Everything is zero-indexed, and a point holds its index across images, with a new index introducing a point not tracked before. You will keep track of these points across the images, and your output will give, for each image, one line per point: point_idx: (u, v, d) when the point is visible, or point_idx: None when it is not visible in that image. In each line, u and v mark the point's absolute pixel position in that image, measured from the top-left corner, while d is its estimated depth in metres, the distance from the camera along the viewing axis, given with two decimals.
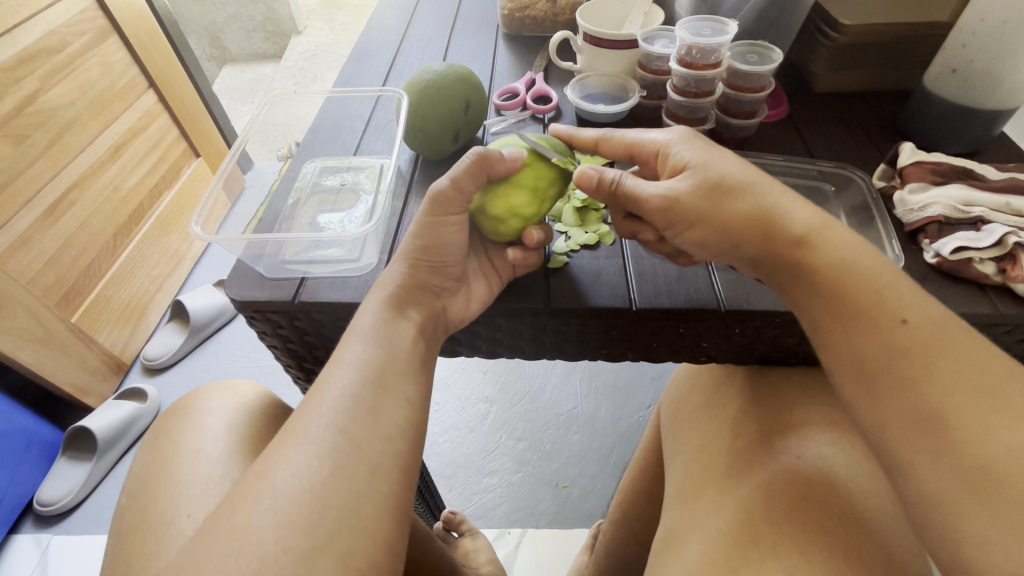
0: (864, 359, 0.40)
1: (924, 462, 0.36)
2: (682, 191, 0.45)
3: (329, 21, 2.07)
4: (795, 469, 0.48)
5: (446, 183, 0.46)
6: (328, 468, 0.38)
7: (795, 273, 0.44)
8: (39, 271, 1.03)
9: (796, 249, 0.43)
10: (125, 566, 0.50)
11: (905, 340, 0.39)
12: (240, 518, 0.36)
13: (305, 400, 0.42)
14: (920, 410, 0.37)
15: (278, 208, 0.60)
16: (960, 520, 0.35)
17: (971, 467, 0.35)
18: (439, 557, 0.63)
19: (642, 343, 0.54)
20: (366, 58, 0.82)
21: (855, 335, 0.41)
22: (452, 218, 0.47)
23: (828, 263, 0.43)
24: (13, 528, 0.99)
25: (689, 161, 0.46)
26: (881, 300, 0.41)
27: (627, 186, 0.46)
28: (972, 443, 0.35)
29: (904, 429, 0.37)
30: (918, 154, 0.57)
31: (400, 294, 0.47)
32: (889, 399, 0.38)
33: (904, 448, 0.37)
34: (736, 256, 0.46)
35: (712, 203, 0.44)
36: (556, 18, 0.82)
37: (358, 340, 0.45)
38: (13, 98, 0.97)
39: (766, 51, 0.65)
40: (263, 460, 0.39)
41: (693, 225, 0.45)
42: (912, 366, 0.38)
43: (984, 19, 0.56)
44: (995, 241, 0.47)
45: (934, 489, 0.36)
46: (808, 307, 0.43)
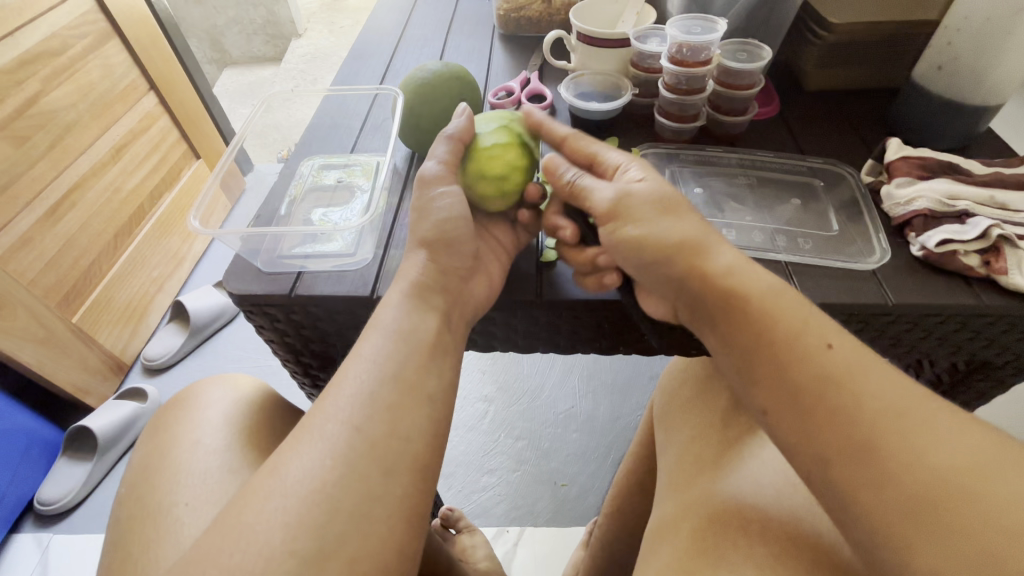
0: (798, 393, 0.38)
1: (867, 496, 0.35)
2: (633, 194, 0.46)
3: (329, 24, 2.09)
4: (758, 495, 0.48)
5: (436, 167, 0.49)
6: (342, 469, 0.38)
7: (726, 310, 0.43)
8: (41, 272, 1.04)
9: (730, 279, 0.43)
10: (124, 555, 0.51)
11: (833, 367, 0.38)
12: (249, 516, 0.36)
13: (321, 397, 0.43)
14: (854, 439, 0.36)
15: (275, 206, 0.61)
16: (911, 555, 0.33)
17: (913, 497, 0.33)
18: (436, 551, 0.64)
19: (633, 336, 0.55)
20: (363, 59, 0.83)
21: (787, 368, 0.39)
22: (449, 191, 0.49)
23: (757, 294, 0.42)
24: (14, 527, 1.00)
25: (642, 179, 0.47)
26: (806, 329, 0.40)
27: (583, 183, 0.49)
28: (907, 471, 0.34)
29: (845, 461, 0.36)
30: (904, 150, 0.58)
31: (422, 286, 0.47)
32: (825, 432, 0.37)
33: (845, 481, 0.35)
34: (664, 275, 0.45)
35: (655, 213, 0.45)
36: (551, 19, 0.83)
37: (381, 334, 0.45)
38: (15, 100, 0.98)
39: (756, 49, 0.65)
40: (278, 454, 0.40)
41: (636, 231, 0.45)
42: (841, 396, 0.37)
43: (968, 17, 0.57)
44: (979, 233, 0.48)
45: (880, 521, 0.34)
46: (741, 341, 0.42)
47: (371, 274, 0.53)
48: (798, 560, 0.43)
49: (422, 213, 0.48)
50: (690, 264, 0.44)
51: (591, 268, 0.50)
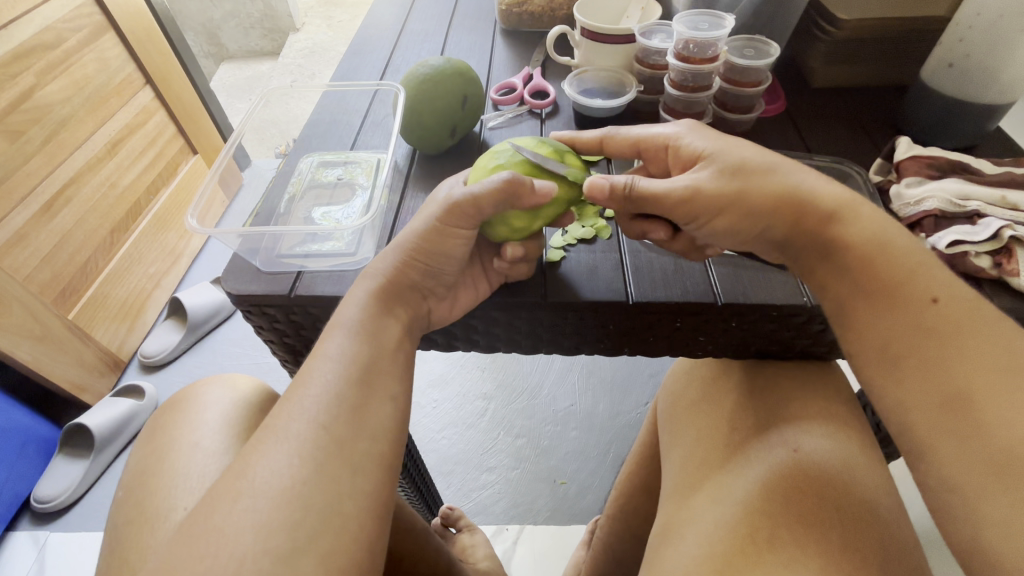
0: (893, 343, 0.40)
1: (950, 445, 0.37)
2: (703, 182, 0.45)
3: (327, 18, 2.07)
4: (791, 462, 0.48)
5: (464, 197, 0.44)
6: (309, 467, 0.37)
7: (825, 258, 0.44)
8: (36, 268, 1.02)
9: (830, 231, 0.44)
10: (122, 558, 0.50)
11: (935, 321, 0.39)
12: (219, 518, 0.35)
13: (286, 396, 0.41)
14: (946, 390, 0.37)
15: (274, 204, 0.60)
16: (979, 504, 0.35)
17: (996, 451, 0.35)
18: (437, 553, 0.63)
19: (637, 337, 0.54)
20: (363, 53, 0.81)
21: (882, 316, 0.41)
22: (458, 232, 0.46)
23: (862, 244, 0.43)
24: (10, 525, 0.99)
25: (705, 150, 0.47)
26: (910, 281, 0.41)
27: (642, 188, 0.45)
28: (999, 425, 0.35)
29: (930, 411, 0.38)
30: (914, 149, 0.57)
31: (384, 288, 0.47)
32: (915, 378, 0.39)
33: (929, 431, 0.38)
34: (765, 236, 0.47)
35: (737, 185, 0.45)
36: (555, 14, 0.82)
37: (342, 333, 0.44)
38: (9, 94, 0.97)
39: (763, 45, 0.65)
40: (242, 456, 0.38)
41: (727, 215, 0.45)
42: (938, 347, 0.38)
43: (980, 14, 0.56)
44: (990, 234, 0.48)
45: (954, 470, 0.36)
46: (837, 292, 0.44)
47: None
48: (814, 561, 0.42)
49: (427, 234, 0.46)
50: (791, 222, 0.45)
51: (692, 248, 0.51)
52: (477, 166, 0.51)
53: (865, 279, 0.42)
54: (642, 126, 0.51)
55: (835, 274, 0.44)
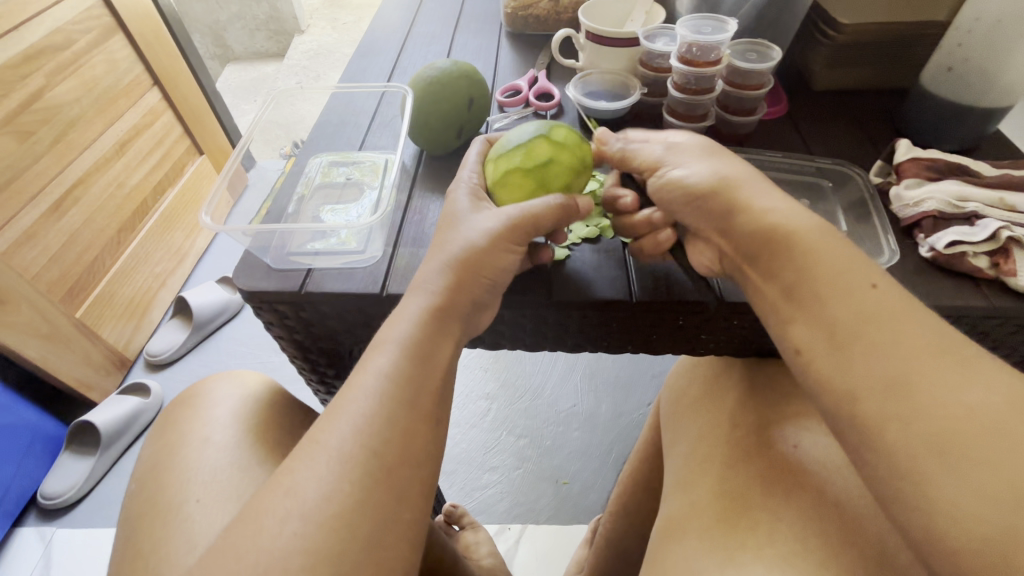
0: (835, 328, 0.39)
1: (893, 428, 0.35)
2: (678, 144, 0.50)
3: (332, 20, 2.09)
4: (790, 461, 0.49)
5: (527, 214, 0.47)
6: (359, 490, 0.38)
7: (766, 239, 0.43)
8: (44, 266, 1.04)
9: (770, 216, 0.44)
10: (136, 549, 0.51)
11: (875, 304, 0.39)
12: (265, 540, 0.36)
13: (333, 410, 0.41)
14: (888, 373, 0.36)
15: (283, 203, 0.62)
16: (932, 488, 0.34)
17: (943, 433, 0.34)
18: (442, 547, 0.64)
19: (641, 335, 0.55)
20: (370, 56, 0.83)
21: (827, 301, 0.40)
22: (514, 250, 0.47)
23: (801, 230, 0.43)
24: (18, 521, 1.00)
25: (689, 136, 0.51)
26: (852, 269, 0.41)
27: (630, 147, 0.52)
28: (940, 406, 0.35)
29: (876, 398, 0.36)
30: (914, 151, 0.58)
31: (440, 308, 0.45)
32: (861, 363, 0.37)
33: (876, 415, 0.36)
34: (704, 217, 0.46)
35: (698, 153, 0.48)
36: (559, 17, 0.83)
37: (393, 349, 0.43)
38: (19, 95, 0.98)
39: (766, 49, 0.66)
40: (286, 472, 0.39)
41: (680, 174, 0.47)
42: (881, 331, 0.38)
43: (979, 19, 0.57)
44: (988, 235, 0.48)
45: (904, 454, 0.35)
46: (783, 274, 0.42)
47: (380, 273, 0.53)
48: (814, 557, 0.43)
49: (485, 247, 0.46)
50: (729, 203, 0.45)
51: (648, 229, 0.51)
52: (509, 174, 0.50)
53: (808, 264, 0.41)
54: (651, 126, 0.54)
55: (773, 259, 0.43)
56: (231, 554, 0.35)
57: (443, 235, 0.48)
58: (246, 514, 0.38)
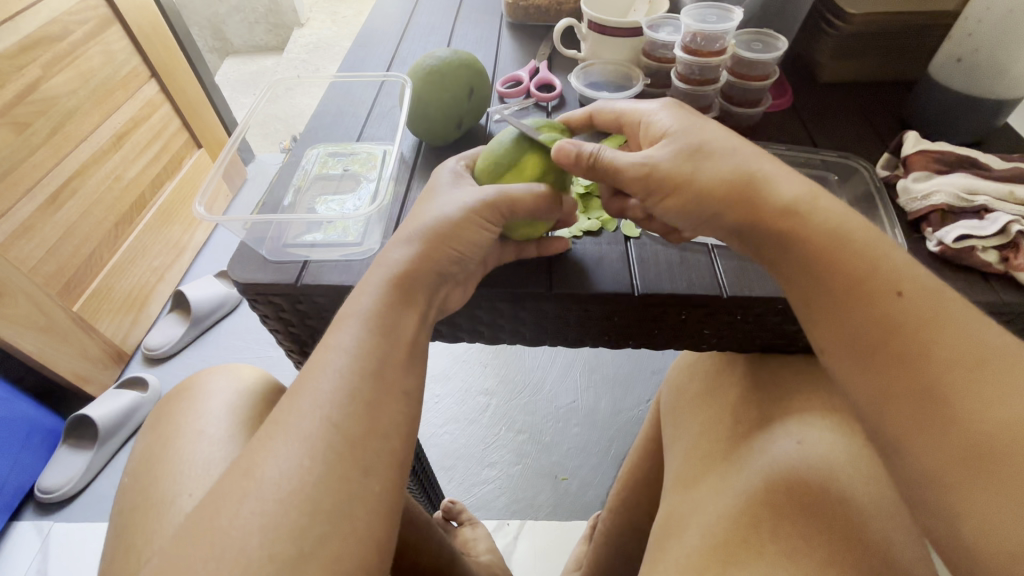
0: (859, 336, 0.39)
1: (919, 440, 0.36)
2: (661, 159, 0.45)
3: (332, 13, 2.07)
4: (794, 457, 0.48)
5: (502, 196, 0.46)
6: (320, 468, 0.37)
7: (784, 247, 0.43)
8: (41, 259, 1.03)
9: (786, 222, 0.42)
10: (128, 544, 0.50)
11: (901, 313, 0.38)
12: (222, 521, 0.35)
13: (297, 388, 0.40)
14: (918, 385, 0.36)
15: (280, 194, 0.60)
16: (959, 501, 0.34)
17: (970, 446, 0.34)
18: (440, 544, 0.63)
19: (644, 329, 0.54)
20: (368, 46, 0.81)
21: (851, 310, 0.39)
22: (487, 228, 0.46)
23: (821, 236, 0.41)
24: (14, 515, 0.99)
25: (670, 128, 0.46)
26: (875, 272, 0.40)
27: (605, 158, 0.46)
28: (971, 420, 0.34)
29: (902, 406, 0.37)
30: (921, 143, 0.57)
31: (403, 278, 0.44)
32: (887, 376, 0.37)
33: (900, 427, 0.37)
34: (720, 223, 0.45)
35: (692, 167, 0.44)
36: (561, 8, 0.82)
37: (356, 324, 0.42)
38: (15, 85, 0.97)
39: (772, 39, 0.65)
40: (248, 452, 0.38)
41: (676, 204, 0.45)
42: (909, 341, 0.37)
43: (989, 9, 0.56)
44: (998, 229, 0.47)
45: (929, 466, 0.35)
46: (805, 279, 0.42)
47: None
48: (818, 554, 0.43)
49: (455, 220, 0.45)
50: (743, 211, 0.44)
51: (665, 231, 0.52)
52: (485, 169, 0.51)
53: (830, 273, 0.41)
54: (628, 102, 0.52)
55: (793, 268, 0.43)
56: (221, 548, 0.34)
57: (421, 207, 0.48)
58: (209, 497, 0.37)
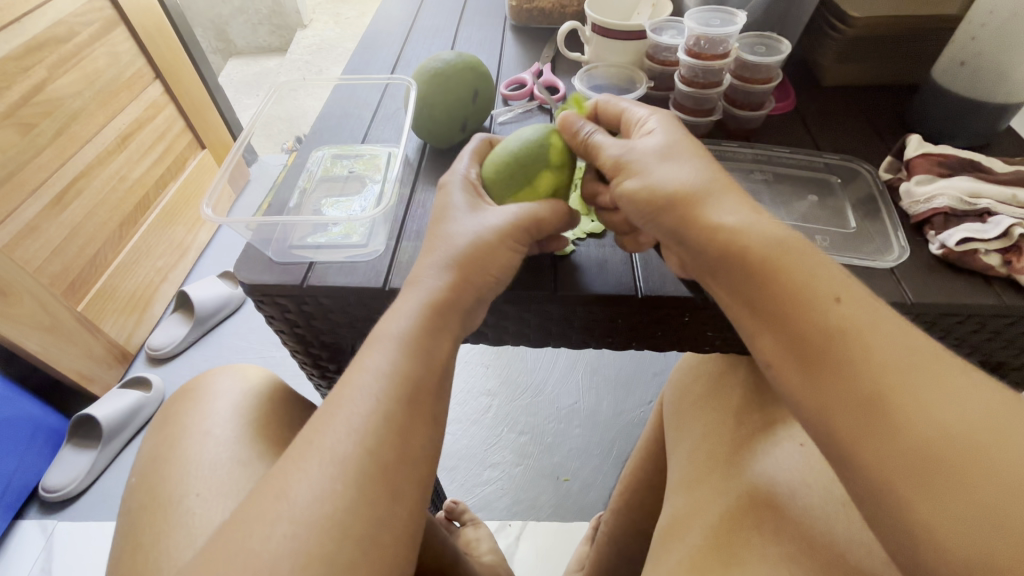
0: (802, 344, 0.38)
1: (869, 449, 0.35)
2: (634, 148, 0.46)
3: (335, 14, 2.08)
4: (797, 460, 0.48)
5: (531, 215, 0.47)
6: (351, 493, 0.37)
7: (724, 253, 0.42)
8: (46, 260, 1.03)
9: (726, 227, 0.42)
10: (135, 543, 0.51)
11: (838, 320, 0.37)
12: (255, 542, 0.35)
13: (329, 409, 0.41)
14: (859, 392, 0.35)
15: (286, 196, 0.61)
16: (909, 509, 0.33)
17: (915, 453, 0.33)
18: (443, 544, 0.63)
19: (647, 331, 0.55)
20: (373, 48, 0.82)
21: (793, 318, 0.39)
22: (518, 248, 0.47)
23: (760, 245, 0.41)
24: (19, 514, 1.00)
25: (654, 129, 0.47)
26: (814, 282, 0.39)
27: (597, 138, 0.49)
28: (912, 426, 0.34)
29: (847, 414, 0.36)
30: (925, 147, 0.57)
31: (440, 304, 0.44)
32: (832, 383, 0.36)
33: (849, 436, 0.35)
34: (662, 226, 0.44)
35: (656, 159, 0.45)
36: (565, 10, 0.82)
37: (391, 346, 0.42)
38: (21, 87, 0.98)
39: (775, 43, 0.65)
40: (280, 474, 0.38)
41: (635, 186, 0.45)
42: (849, 349, 0.36)
43: (993, 13, 0.56)
44: (1001, 232, 0.47)
45: (878, 474, 0.34)
46: (748, 287, 0.41)
47: (383, 266, 0.53)
48: (820, 555, 0.43)
49: (490, 244, 0.46)
50: (687, 215, 0.43)
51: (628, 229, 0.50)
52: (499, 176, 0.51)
53: (772, 278, 0.40)
54: (633, 102, 0.52)
55: (732, 275, 0.42)
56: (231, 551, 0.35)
57: (439, 228, 0.48)
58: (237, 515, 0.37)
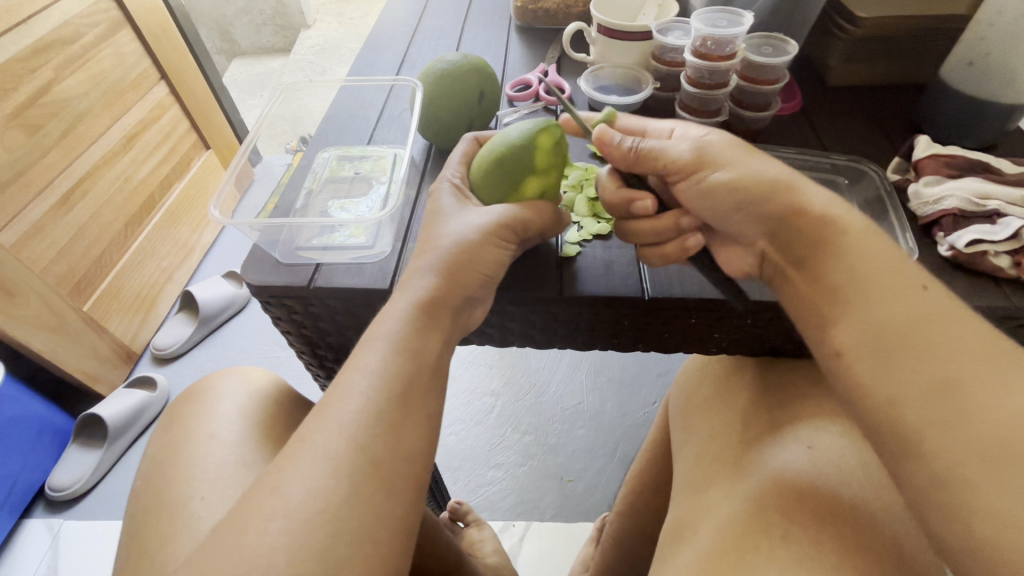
0: (879, 329, 0.39)
1: (936, 435, 0.36)
2: (710, 143, 0.47)
3: (339, 15, 2.08)
4: (805, 461, 0.48)
5: (512, 216, 0.48)
6: (345, 489, 0.37)
7: (819, 241, 0.43)
8: (52, 260, 1.04)
9: (824, 211, 0.44)
10: (141, 545, 0.51)
11: (927, 307, 0.39)
12: (248, 538, 0.35)
13: (321, 407, 0.41)
14: (937, 377, 0.37)
15: (292, 198, 0.61)
16: (977, 496, 0.34)
17: (987, 440, 0.34)
18: (447, 545, 0.63)
19: (652, 333, 0.55)
20: (378, 50, 0.82)
21: (873, 303, 0.40)
22: (505, 247, 0.47)
23: (857, 228, 0.43)
24: (25, 513, 1.00)
25: (707, 133, 0.49)
26: (897, 274, 0.41)
27: (648, 145, 0.48)
28: (985, 414, 0.35)
29: (921, 403, 0.37)
30: (933, 147, 0.57)
31: (431, 301, 0.44)
32: (905, 368, 0.38)
33: (920, 424, 0.36)
34: (757, 215, 0.45)
35: (738, 153, 0.47)
36: (569, 11, 0.82)
37: (383, 346, 0.42)
38: (27, 88, 0.98)
39: (782, 43, 0.65)
40: (273, 471, 0.39)
41: (724, 177, 0.45)
42: (929, 335, 0.38)
43: (1001, 12, 0.56)
44: (1010, 234, 0.47)
45: (948, 462, 0.35)
46: (828, 276, 0.42)
47: (389, 267, 0.53)
48: (828, 558, 0.43)
49: (474, 242, 0.46)
50: (788, 203, 0.44)
51: (675, 232, 0.48)
52: (481, 179, 0.51)
53: (863, 264, 0.41)
54: (637, 119, 0.52)
55: (824, 260, 0.42)
56: (234, 555, 0.35)
57: (430, 230, 0.48)
58: (236, 511, 0.38)
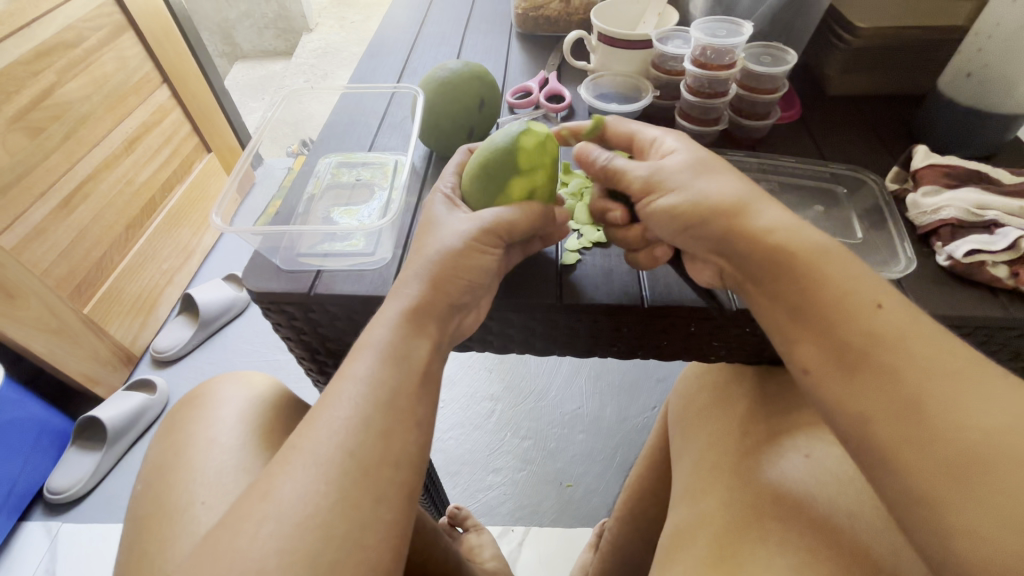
0: (843, 349, 0.39)
1: (907, 452, 0.36)
2: (664, 165, 0.47)
3: (340, 19, 2.09)
4: (804, 470, 0.49)
5: (498, 220, 0.47)
6: (341, 498, 0.37)
7: (775, 261, 0.43)
8: (53, 263, 1.04)
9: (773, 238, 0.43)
10: (140, 550, 0.51)
11: (880, 325, 0.39)
12: (240, 542, 0.36)
13: (313, 414, 0.41)
14: (901, 397, 0.37)
15: (293, 204, 0.61)
16: (949, 515, 0.34)
17: (954, 456, 0.34)
18: (446, 551, 0.63)
19: (652, 341, 0.55)
20: (380, 56, 0.82)
21: (835, 323, 0.40)
22: (489, 252, 0.47)
23: (805, 251, 0.42)
24: (23, 515, 1.00)
25: (676, 148, 0.49)
26: (854, 289, 0.41)
27: (615, 165, 0.49)
28: (953, 431, 0.35)
29: (888, 420, 0.37)
30: (931, 158, 0.57)
31: (418, 308, 0.44)
32: (870, 387, 0.38)
33: (889, 442, 0.36)
34: (703, 235, 0.45)
35: (689, 175, 0.46)
36: (570, 18, 0.83)
37: (372, 354, 0.43)
38: (30, 92, 0.99)
39: (780, 52, 0.65)
40: (266, 476, 0.39)
41: (670, 201, 0.46)
42: (888, 353, 0.38)
43: (999, 24, 0.56)
44: (1009, 244, 0.47)
45: (919, 481, 0.35)
46: (789, 294, 0.42)
47: (389, 274, 0.53)
48: (826, 566, 0.43)
49: (457, 248, 0.46)
50: (727, 226, 0.44)
51: (641, 243, 0.51)
52: (469, 189, 0.51)
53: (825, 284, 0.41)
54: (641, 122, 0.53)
55: (782, 278, 0.43)
56: (226, 559, 0.35)
57: (422, 239, 0.48)
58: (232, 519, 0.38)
